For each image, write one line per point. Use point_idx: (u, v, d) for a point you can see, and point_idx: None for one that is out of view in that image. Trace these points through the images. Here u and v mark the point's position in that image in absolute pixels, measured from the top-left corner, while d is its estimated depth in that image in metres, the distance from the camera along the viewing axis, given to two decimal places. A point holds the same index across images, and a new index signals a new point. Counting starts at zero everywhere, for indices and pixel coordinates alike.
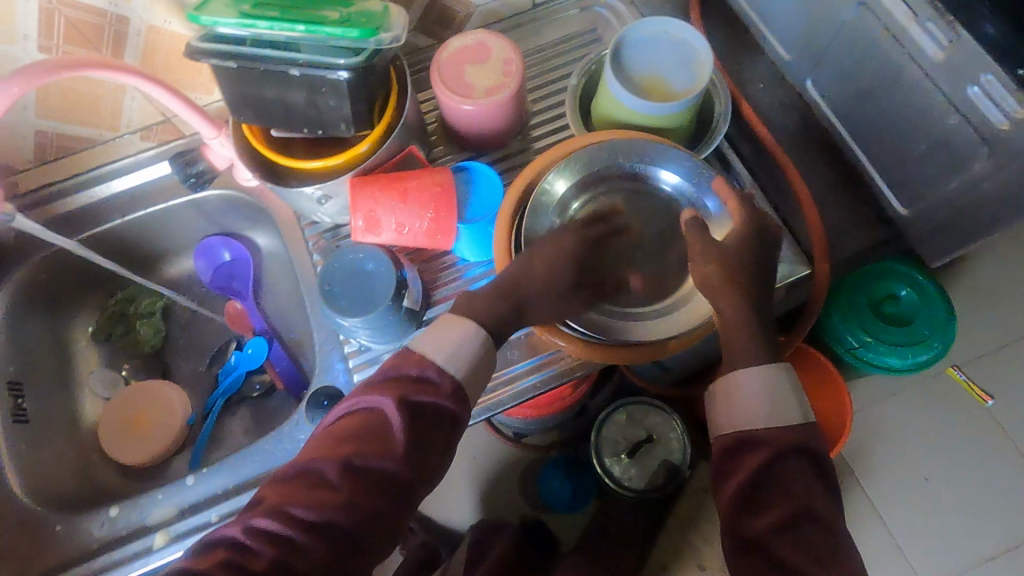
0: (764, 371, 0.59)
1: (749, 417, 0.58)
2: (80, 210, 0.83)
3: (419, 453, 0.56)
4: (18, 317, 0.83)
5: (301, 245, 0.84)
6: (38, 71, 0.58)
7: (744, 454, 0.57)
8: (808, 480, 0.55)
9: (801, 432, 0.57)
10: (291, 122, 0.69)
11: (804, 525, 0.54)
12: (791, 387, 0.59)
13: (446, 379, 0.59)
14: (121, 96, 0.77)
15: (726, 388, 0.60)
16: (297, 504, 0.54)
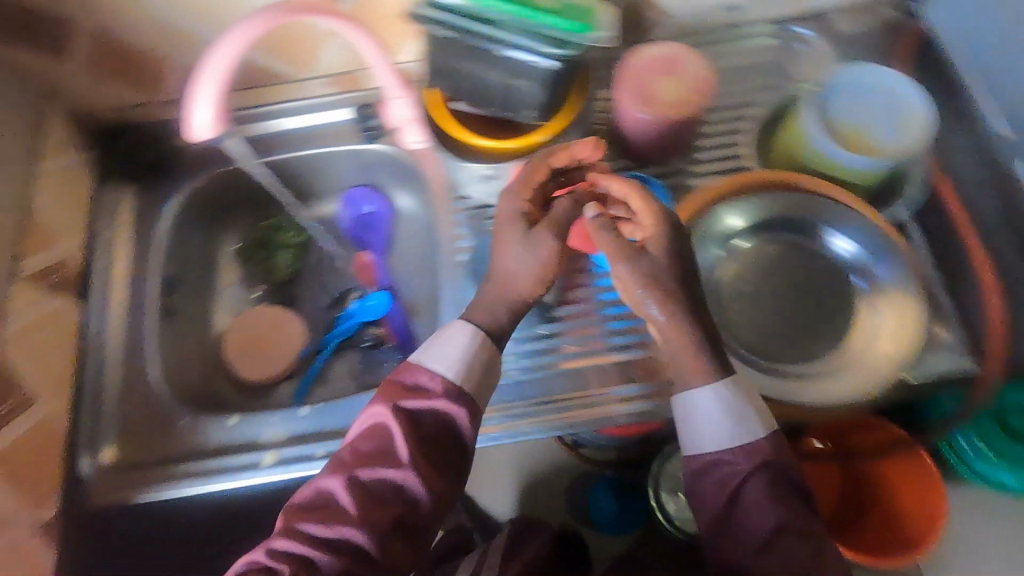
0: (715, 391, 0.59)
1: (707, 439, 0.58)
2: (256, 136, 0.89)
3: (426, 462, 0.59)
4: (185, 219, 0.90)
5: (448, 213, 0.83)
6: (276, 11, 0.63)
7: (712, 482, 0.57)
8: (801, 513, 0.54)
9: (761, 453, 0.57)
10: (480, 97, 0.73)
11: (786, 543, 0.52)
12: (750, 408, 0.59)
13: (451, 385, 0.61)
14: (322, 43, 0.84)
15: (683, 408, 0.60)
16: (310, 518, 0.58)
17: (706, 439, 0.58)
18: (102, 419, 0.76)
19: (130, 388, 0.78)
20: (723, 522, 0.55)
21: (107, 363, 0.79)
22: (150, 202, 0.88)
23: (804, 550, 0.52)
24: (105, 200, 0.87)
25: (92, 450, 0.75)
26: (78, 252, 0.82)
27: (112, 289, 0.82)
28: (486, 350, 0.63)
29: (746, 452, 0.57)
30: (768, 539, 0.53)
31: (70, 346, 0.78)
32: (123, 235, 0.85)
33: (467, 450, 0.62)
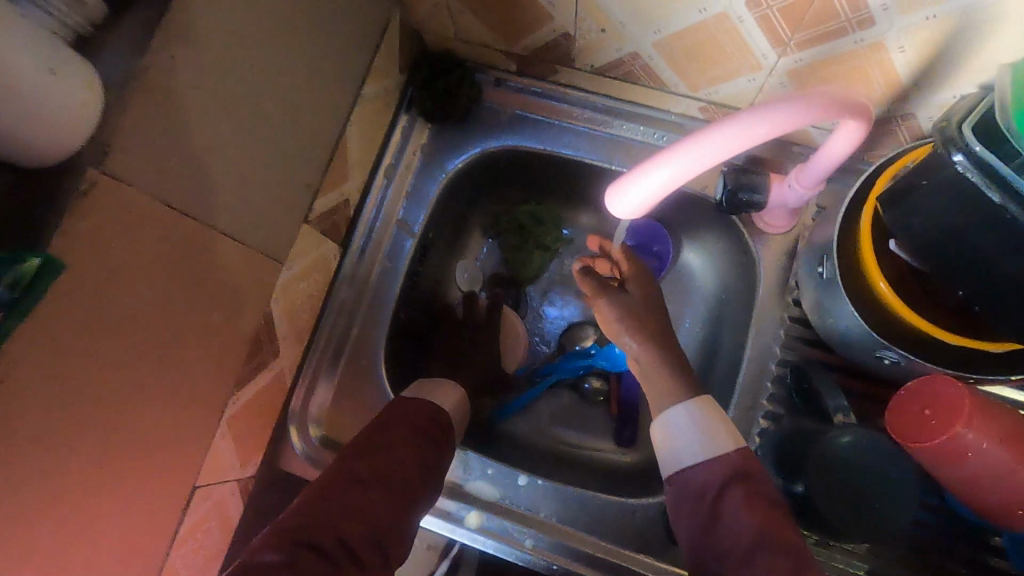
0: (688, 408, 0.58)
1: (686, 456, 0.56)
2: (586, 132, 0.75)
3: (419, 437, 0.60)
4: (463, 179, 0.79)
5: (766, 325, 0.68)
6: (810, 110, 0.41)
7: (692, 500, 0.53)
8: (771, 518, 0.48)
9: (733, 465, 0.53)
10: (962, 276, 0.49)
11: (761, 558, 0.45)
12: (716, 420, 0.57)
13: (436, 384, 0.67)
14: (742, 75, 0.60)
15: (660, 430, 0.59)
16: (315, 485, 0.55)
17: (685, 454, 0.56)
18: (322, 381, 0.71)
19: (358, 359, 0.72)
20: (717, 538, 0.49)
21: (347, 324, 0.72)
22: (436, 155, 0.77)
23: (790, 567, 0.44)
24: (394, 134, 0.76)
25: (301, 419, 0.70)
26: (359, 189, 0.72)
27: (375, 242, 0.74)
28: (450, 391, 0.67)
29: (715, 464, 0.54)
30: (741, 552, 0.47)
31: (322, 293, 0.69)
32: (403, 181, 0.76)
33: (443, 442, 0.62)
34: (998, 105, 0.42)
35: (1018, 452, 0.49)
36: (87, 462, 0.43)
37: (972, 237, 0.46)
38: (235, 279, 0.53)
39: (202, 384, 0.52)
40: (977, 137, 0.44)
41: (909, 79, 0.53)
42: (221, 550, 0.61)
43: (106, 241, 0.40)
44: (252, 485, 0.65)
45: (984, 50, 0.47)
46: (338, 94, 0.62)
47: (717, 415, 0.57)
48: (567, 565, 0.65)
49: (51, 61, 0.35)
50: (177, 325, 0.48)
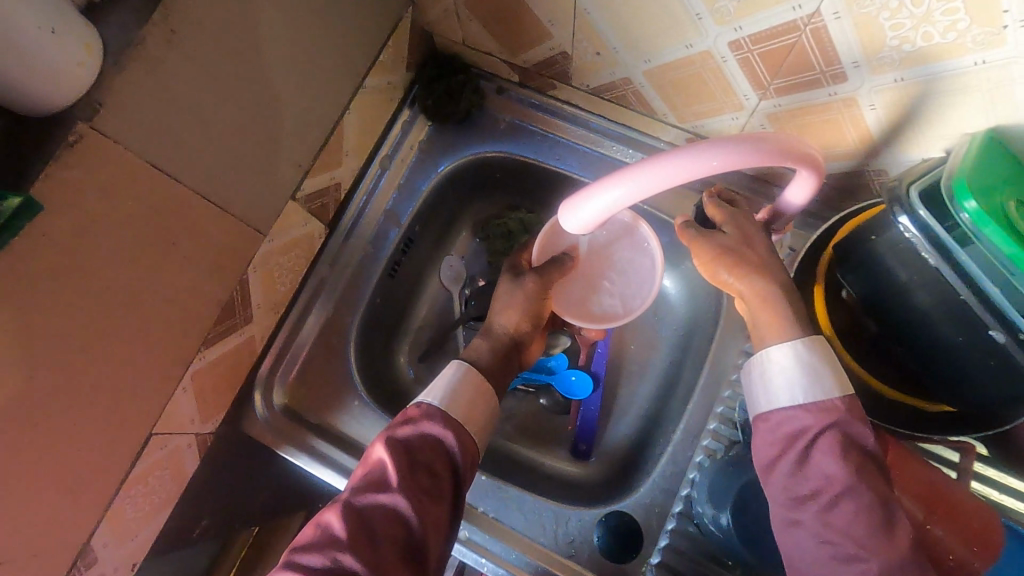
0: (795, 345, 0.50)
1: (782, 393, 0.49)
2: (577, 149, 0.76)
3: (423, 496, 0.52)
4: (455, 179, 0.81)
5: (724, 357, 0.70)
6: (756, 153, 0.44)
7: (781, 436, 0.48)
8: (864, 472, 0.44)
9: (836, 414, 0.47)
10: (903, 333, 0.51)
11: (847, 505, 0.43)
12: (828, 361, 0.49)
13: (436, 408, 0.57)
14: (726, 113, 0.62)
15: (754, 365, 0.51)
16: (307, 550, 0.49)
17: (782, 395, 0.49)
18: (292, 354, 0.73)
19: (329, 337, 0.75)
20: (802, 480, 0.45)
21: (323, 302, 0.75)
22: (431, 152, 0.80)
23: (878, 520, 0.42)
24: (394, 128, 0.79)
25: (266, 385, 0.73)
26: (352, 175, 0.75)
27: (361, 227, 0.77)
28: (477, 384, 0.60)
29: (818, 409, 0.47)
30: (830, 495, 0.43)
31: (302, 268, 0.73)
32: (398, 172, 0.79)
33: (456, 471, 0.55)
34: (947, 177, 0.44)
35: (931, 508, 0.50)
36: (46, 392, 0.47)
37: (913, 295, 0.48)
38: (211, 242, 0.56)
39: (168, 335, 0.55)
40: (922, 202, 0.46)
41: (880, 135, 0.54)
42: (170, 499, 0.64)
43: (86, 193, 0.44)
44: (209, 441, 0.68)
45: (946, 117, 0.49)
46: (339, 82, 0.65)
47: (829, 358, 0.49)
48: (495, 561, 0.67)
49: (52, 23, 0.39)
50: (151, 278, 0.51)
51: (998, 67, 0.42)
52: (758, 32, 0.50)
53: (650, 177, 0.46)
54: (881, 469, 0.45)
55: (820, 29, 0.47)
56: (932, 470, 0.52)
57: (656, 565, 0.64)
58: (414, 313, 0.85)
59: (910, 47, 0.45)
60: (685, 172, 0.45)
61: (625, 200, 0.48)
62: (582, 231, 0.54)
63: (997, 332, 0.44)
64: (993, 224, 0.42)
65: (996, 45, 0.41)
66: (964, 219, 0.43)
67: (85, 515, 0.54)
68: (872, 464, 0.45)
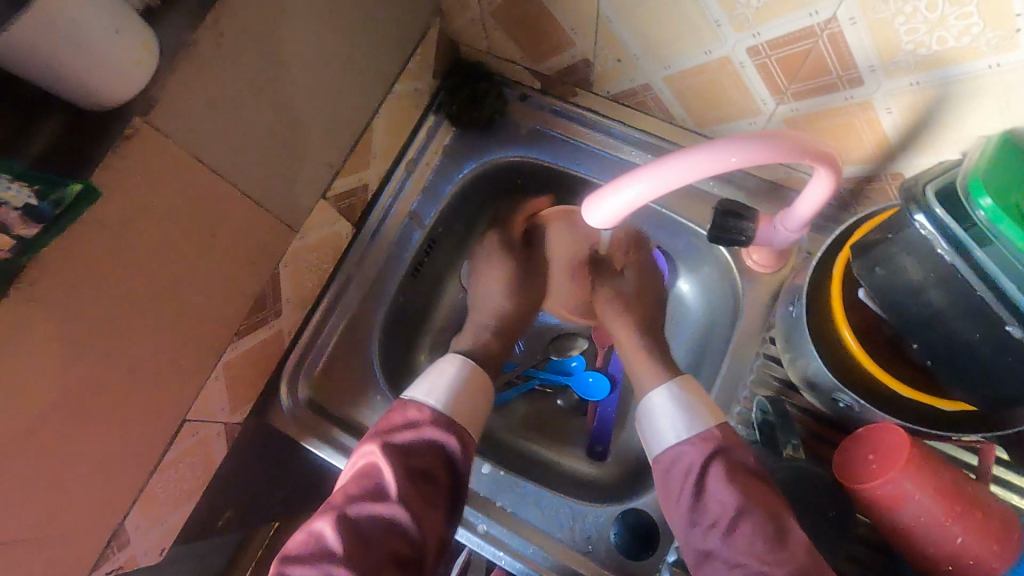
0: (669, 387, 0.63)
1: (670, 433, 0.61)
2: (596, 154, 0.78)
3: (419, 503, 0.58)
4: (478, 183, 0.84)
5: (742, 358, 0.70)
6: (771, 150, 0.45)
7: (679, 474, 0.59)
8: (750, 490, 0.55)
9: (714, 442, 0.59)
10: (920, 331, 0.51)
11: (745, 526, 0.53)
12: (699, 397, 0.62)
13: (431, 409, 0.61)
14: (744, 117, 0.63)
15: (643, 414, 0.64)
16: (305, 559, 0.54)
17: (670, 433, 0.61)
18: (317, 349, 0.76)
19: (353, 333, 0.77)
20: (702, 511, 0.56)
21: (347, 300, 0.77)
22: (455, 156, 0.82)
23: (772, 532, 0.52)
24: (420, 132, 0.82)
25: (292, 378, 0.75)
26: (378, 178, 0.78)
27: (386, 227, 0.79)
28: (477, 380, 0.65)
29: (700, 439, 0.59)
30: (727, 521, 0.54)
31: (330, 266, 0.75)
32: (422, 175, 0.81)
33: (455, 473, 0.61)
34: (962, 176, 0.45)
35: (951, 505, 0.50)
36: (92, 373, 0.49)
37: (928, 293, 0.49)
38: (247, 236, 0.58)
39: (204, 324, 0.58)
40: (938, 200, 0.46)
41: (896, 139, 0.56)
42: (199, 486, 0.67)
43: (138, 184, 0.46)
44: (236, 431, 0.70)
45: (962, 119, 0.50)
46: (369, 87, 0.68)
47: (699, 394, 0.62)
48: (512, 555, 0.68)
49: (116, 24, 0.42)
50: (192, 269, 0.54)
51: (1012, 70, 0.43)
52: (776, 38, 0.52)
53: (666, 174, 0.48)
54: (767, 483, 0.56)
55: (838, 34, 0.49)
56: (950, 469, 0.52)
57: (672, 562, 0.65)
58: (434, 314, 0.87)
59: (925, 50, 0.46)
60: (701, 170, 0.47)
61: (643, 197, 0.50)
62: (603, 229, 0.56)
63: (1014, 328, 0.44)
64: (1009, 219, 0.42)
65: (1010, 49, 0.42)
66: (980, 216, 0.43)
67: (121, 496, 0.57)
68: (760, 482, 0.56)
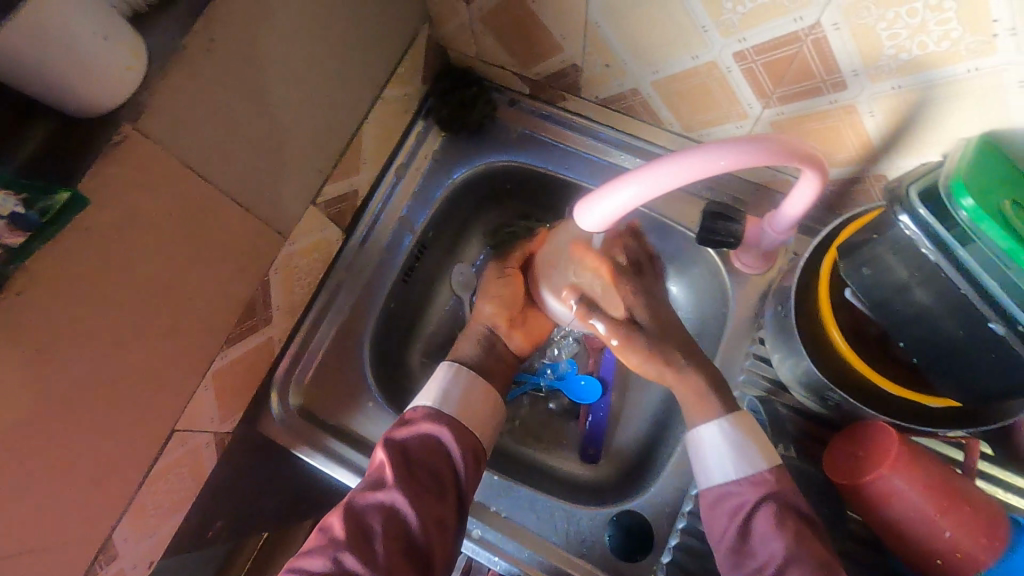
0: (721, 422, 0.57)
1: (719, 471, 0.57)
2: (586, 158, 0.79)
3: (423, 494, 0.55)
4: (467, 188, 0.84)
5: (732, 359, 0.71)
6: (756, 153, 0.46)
7: (726, 511, 0.55)
8: (802, 536, 0.50)
9: (767, 487, 0.54)
10: (906, 329, 0.52)
11: (794, 573, 0.48)
12: (752, 433, 0.57)
13: (432, 413, 0.60)
14: (731, 121, 0.64)
15: (692, 445, 0.59)
16: (311, 555, 0.52)
17: (720, 471, 0.57)
18: (308, 356, 0.75)
19: (344, 339, 0.76)
20: (748, 554, 0.52)
21: (338, 306, 0.77)
22: (445, 161, 0.82)
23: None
24: (409, 137, 0.81)
25: (282, 386, 0.74)
26: (368, 183, 0.77)
27: (377, 233, 0.79)
28: (477, 387, 0.63)
29: (750, 482, 0.55)
30: (773, 566, 0.49)
31: (320, 272, 0.75)
32: (412, 180, 0.81)
33: (458, 467, 0.58)
34: (945, 177, 0.46)
35: (939, 501, 0.51)
36: (80, 384, 0.48)
37: (914, 291, 0.50)
38: (237, 242, 0.58)
39: (195, 331, 0.57)
40: (921, 200, 0.47)
41: (880, 142, 0.57)
42: (189, 497, 0.66)
43: (126, 191, 0.46)
44: (227, 440, 0.69)
45: (943, 122, 0.51)
46: (359, 93, 0.68)
47: (753, 431, 0.57)
48: (508, 559, 0.67)
49: (104, 30, 0.42)
50: (182, 276, 0.54)
51: (990, 74, 0.45)
52: (762, 43, 0.53)
53: (654, 178, 0.48)
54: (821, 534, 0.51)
55: (822, 39, 0.50)
56: (938, 464, 0.53)
57: (667, 563, 0.64)
58: (425, 319, 0.86)
59: (906, 55, 0.47)
60: (689, 173, 0.47)
61: (632, 202, 0.51)
62: (594, 231, 0.57)
63: (997, 325, 0.46)
64: (990, 219, 0.43)
65: (988, 53, 0.43)
66: (962, 217, 0.45)
67: (110, 508, 0.56)
68: (811, 529, 0.51)
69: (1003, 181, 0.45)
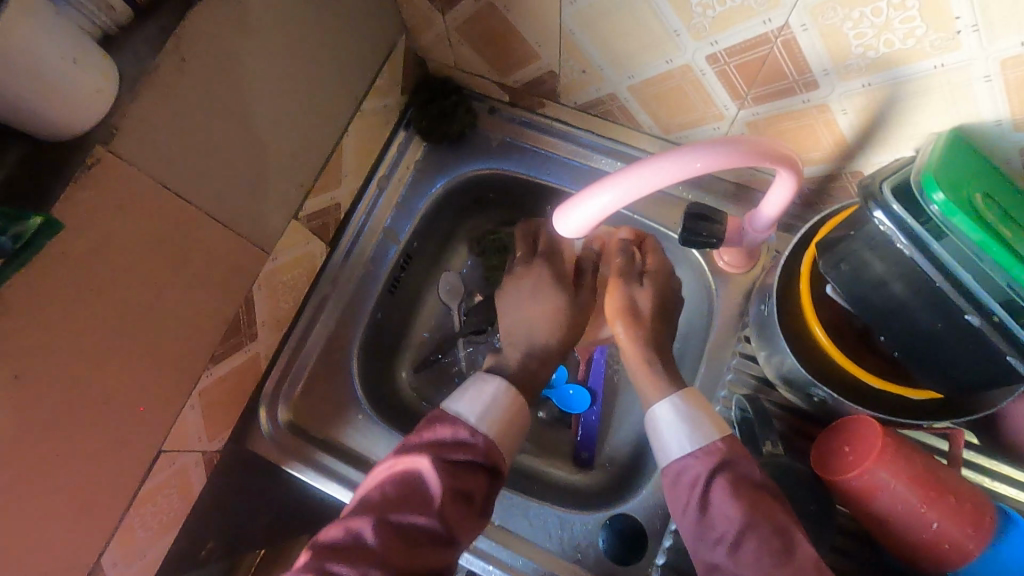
0: (673, 400, 0.59)
1: (674, 445, 0.57)
2: (567, 163, 0.79)
3: (457, 521, 0.55)
4: (451, 197, 0.84)
5: (719, 359, 0.71)
6: (731, 155, 0.46)
7: (685, 486, 0.55)
8: (757, 503, 0.51)
9: (720, 455, 0.55)
10: (886, 322, 0.53)
11: (750, 542, 0.49)
12: (701, 408, 0.58)
13: (480, 434, 0.58)
14: (708, 123, 0.65)
15: (649, 424, 0.60)
16: (337, 562, 0.51)
17: (675, 445, 0.57)
18: (295, 371, 0.75)
19: (331, 353, 0.76)
20: (709, 526, 0.52)
21: (325, 320, 0.77)
22: (428, 171, 0.82)
23: (779, 548, 0.49)
24: (391, 148, 0.81)
25: (271, 402, 0.74)
26: (350, 196, 0.77)
27: (361, 244, 0.79)
28: (515, 407, 0.60)
29: (703, 452, 0.55)
30: (733, 537, 0.50)
31: (305, 286, 0.74)
32: (395, 191, 0.81)
33: (489, 494, 0.58)
34: (917, 172, 0.46)
35: (925, 492, 0.51)
36: (62, 408, 0.48)
37: (892, 285, 0.51)
38: (219, 260, 0.58)
39: (179, 350, 0.57)
40: (894, 196, 0.48)
41: (853, 139, 0.58)
42: (178, 517, 0.65)
43: (102, 212, 0.46)
44: (215, 460, 0.68)
45: (913, 117, 0.52)
46: (338, 106, 0.68)
47: (703, 406, 0.58)
48: (502, 568, 0.67)
49: (72, 53, 0.42)
50: (164, 296, 0.53)
51: (956, 69, 0.45)
52: (733, 46, 0.53)
53: (634, 182, 0.48)
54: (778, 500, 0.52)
55: (793, 40, 0.50)
56: (922, 454, 0.53)
57: (662, 565, 0.64)
58: (413, 329, 0.86)
59: (874, 53, 0.48)
60: (668, 175, 0.47)
61: (613, 204, 0.50)
62: (574, 237, 0.57)
63: (973, 316, 0.46)
64: (962, 213, 0.44)
65: (952, 49, 0.44)
66: (934, 210, 0.45)
67: (97, 533, 0.55)
68: (766, 494, 0.52)
69: (970, 175, 0.46)
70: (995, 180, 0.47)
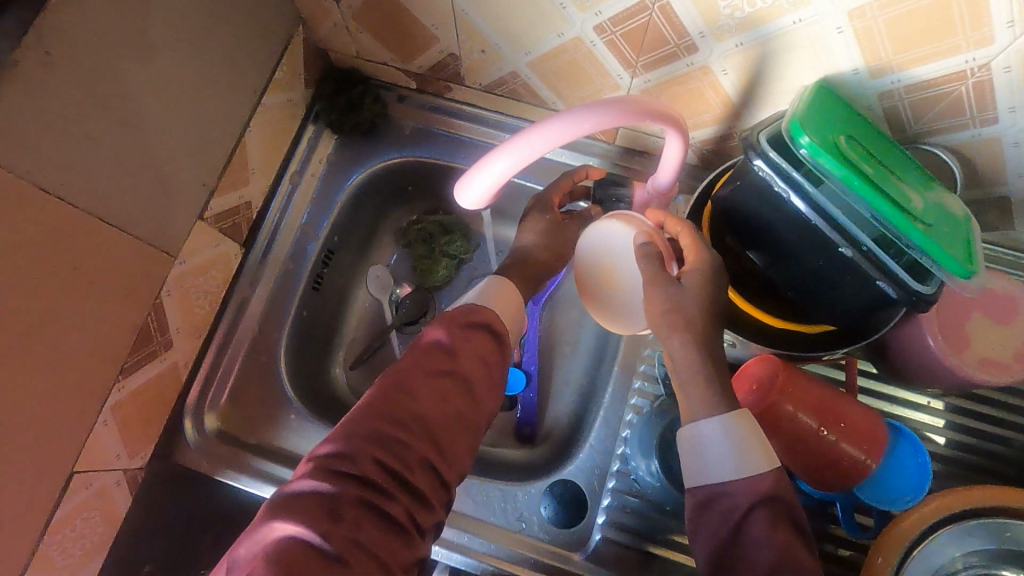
0: (722, 421, 0.50)
1: (714, 471, 0.49)
2: (481, 145, 0.80)
3: (480, 380, 0.52)
4: (369, 188, 0.83)
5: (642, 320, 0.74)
6: (613, 115, 0.50)
7: (718, 512, 0.48)
8: (784, 534, 0.44)
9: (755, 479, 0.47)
10: (780, 265, 0.56)
11: None
12: (753, 436, 0.49)
13: (481, 307, 0.56)
14: (606, 93, 0.67)
15: (687, 443, 0.51)
16: (379, 410, 0.49)
17: (714, 471, 0.49)
18: (219, 377, 0.73)
19: (257, 354, 0.74)
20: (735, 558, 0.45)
21: (247, 322, 0.75)
22: (341, 164, 0.81)
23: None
24: (300, 143, 0.80)
25: (196, 411, 0.71)
26: (261, 194, 0.75)
27: (278, 243, 0.77)
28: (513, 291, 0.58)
29: (742, 483, 0.48)
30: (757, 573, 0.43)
31: (221, 289, 0.72)
32: (309, 185, 0.80)
33: (505, 359, 0.55)
34: (786, 119, 0.50)
35: (824, 416, 0.55)
36: None
37: (779, 228, 0.55)
38: (116, 269, 0.56)
39: (80, 364, 0.55)
40: (770, 145, 0.51)
41: (738, 98, 0.61)
42: (105, 540, 0.62)
43: None
44: (141, 477, 0.66)
45: (785, 72, 0.55)
46: (234, 101, 0.67)
47: (755, 432, 0.49)
48: (448, 545, 0.68)
49: None
50: (56, 306, 0.52)
51: (811, 23, 0.49)
52: (616, 15, 0.55)
53: (529, 143, 0.51)
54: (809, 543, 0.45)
55: (669, 5, 0.53)
56: (821, 383, 0.57)
57: (602, 524, 0.68)
58: (343, 324, 0.85)
59: (740, 13, 0.51)
60: (560, 136, 0.50)
61: (513, 167, 0.53)
62: (483, 207, 0.59)
63: (846, 249, 0.51)
64: (826, 153, 0.48)
65: (804, 5, 0.48)
66: (803, 154, 0.49)
67: (10, 562, 0.53)
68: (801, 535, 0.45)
69: (835, 120, 0.50)
70: (858, 123, 0.51)
